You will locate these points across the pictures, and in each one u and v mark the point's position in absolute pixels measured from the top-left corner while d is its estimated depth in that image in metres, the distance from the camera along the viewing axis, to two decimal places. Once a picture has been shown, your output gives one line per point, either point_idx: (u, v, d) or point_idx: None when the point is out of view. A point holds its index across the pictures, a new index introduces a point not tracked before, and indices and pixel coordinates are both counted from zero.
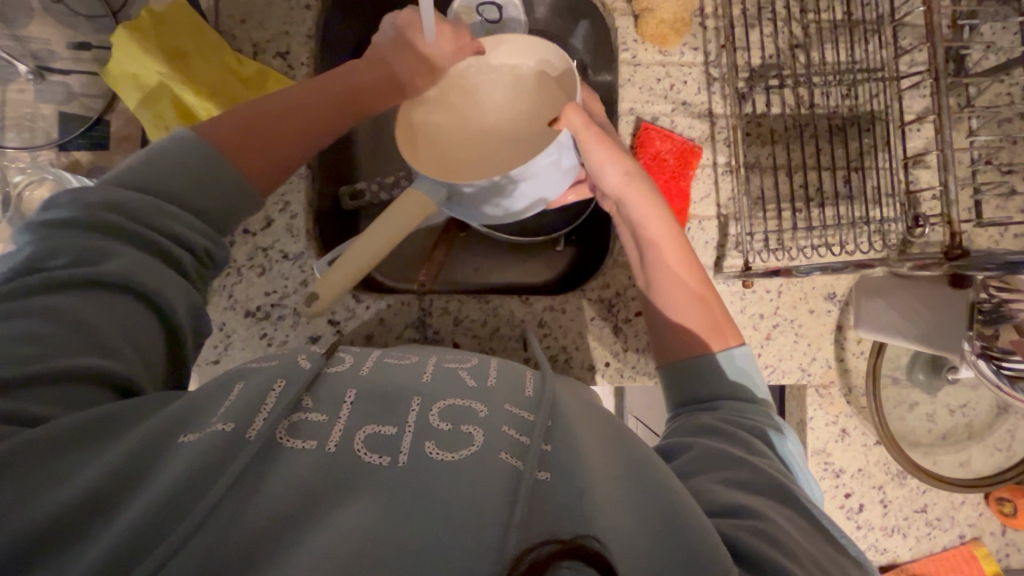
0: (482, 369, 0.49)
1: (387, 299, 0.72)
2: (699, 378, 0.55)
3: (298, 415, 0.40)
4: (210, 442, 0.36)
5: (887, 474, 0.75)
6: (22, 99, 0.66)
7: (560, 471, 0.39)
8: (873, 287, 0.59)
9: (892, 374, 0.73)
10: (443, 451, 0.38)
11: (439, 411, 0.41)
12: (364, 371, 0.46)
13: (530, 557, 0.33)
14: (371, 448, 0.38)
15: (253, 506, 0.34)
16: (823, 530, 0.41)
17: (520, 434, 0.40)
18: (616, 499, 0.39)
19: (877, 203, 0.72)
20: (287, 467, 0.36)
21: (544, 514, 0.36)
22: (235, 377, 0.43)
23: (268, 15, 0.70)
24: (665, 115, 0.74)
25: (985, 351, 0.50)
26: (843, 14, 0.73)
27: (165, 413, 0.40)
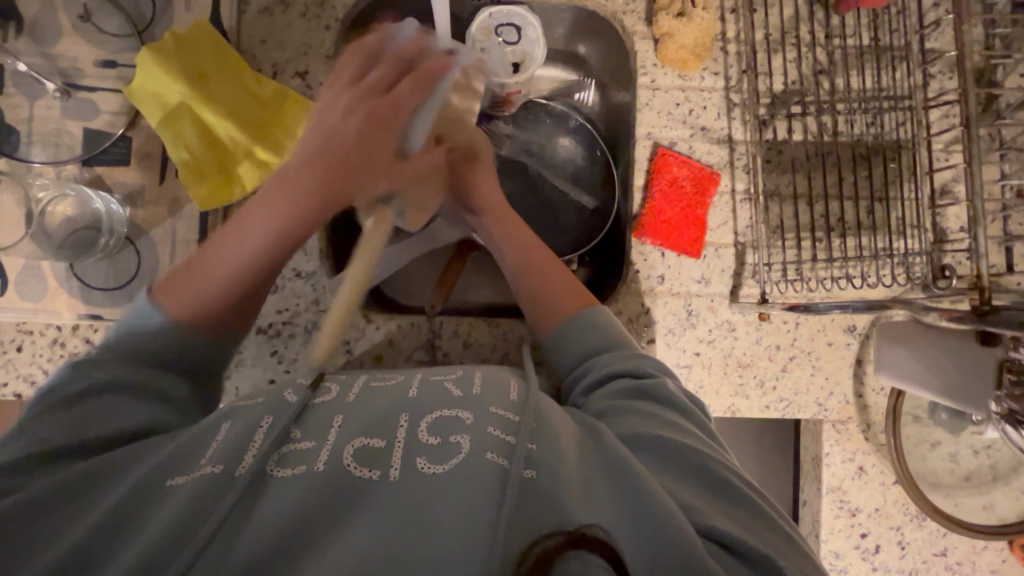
0: (468, 380, 0.50)
1: (398, 320, 0.72)
2: (571, 334, 0.60)
3: (287, 446, 0.42)
4: (200, 483, 0.38)
5: (906, 515, 0.73)
6: (48, 116, 0.68)
7: (546, 468, 0.41)
8: (897, 333, 0.57)
9: (913, 412, 0.71)
10: (432, 463, 0.40)
11: (427, 426, 0.43)
12: (350, 398, 0.48)
13: (536, 549, 0.36)
14: (362, 462, 0.41)
15: (251, 529, 0.36)
16: (747, 498, 0.44)
17: (504, 434, 0.42)
18: (589, 487, 0.41)
19: (901, 235, 0.70)
20: (281, 490, 0.39)
21: (530, 513, 0.38)
22: (224, 416, 0.46)
23: (289, 35, 0.71)
24: (683, 140, 0.72)
25: (1011, 416, 0.51)
26: (870, 40, 0.72)
27: (153, 461, 0.41)
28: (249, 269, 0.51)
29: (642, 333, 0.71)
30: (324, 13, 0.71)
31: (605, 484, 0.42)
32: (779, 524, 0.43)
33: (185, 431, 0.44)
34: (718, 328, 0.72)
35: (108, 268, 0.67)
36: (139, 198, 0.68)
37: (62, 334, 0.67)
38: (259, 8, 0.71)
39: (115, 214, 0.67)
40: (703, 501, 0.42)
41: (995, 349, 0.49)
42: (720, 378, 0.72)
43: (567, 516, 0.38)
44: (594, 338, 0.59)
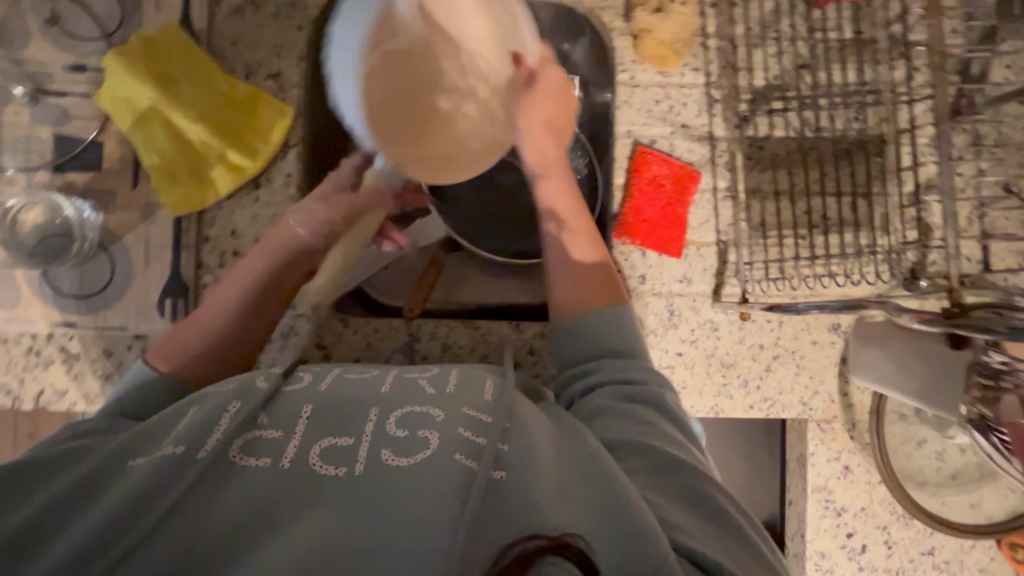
0: (442, 378, 0.49)
1: (375, 324, 0.71)
2: (589, 333, 0.55)
3: (253, 432, 0.41)
4: (158, 465, 0.38)
5: (892, 514, 0.72)
6: (18, 122, 0.67)
7: (517, 469, 0.40)
8: (872, 334, 0.56)
9: (898, 411, 0.70)
10: (398, 457, 0.39)
11: (396, 420, 0.42)
12: (322, 388, 0.47)
13: (518, 549, 0.35)
14: (326, 459, 0.39)
15: (207, 518, 0.36)
16: (729, 514, 0.43)
17: (474, 434, 0.41)
18: (561, 491, 0.40)
19: (885, 231, 0.69)
20: (241, 482, 0.38)
21: (496, 514, 0.37)
22: (193, 400, 0.44)
23: (260, 36, 0.69)
24: (663, 137, 0.71)
25: (982, 420, 0.52)
26: (853, 33, 0.70)
27: (121, 439, 0.41)
28: (260, 293, 0.58)
29: None
30: (296, 12, 0.70)
31: (577, 487, 0.41)
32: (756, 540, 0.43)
33: (155, 415, 0.44)
34: (700, 328, 0.71)
35: (81, 276, 0.67)
36: (111, 203, 0.67)
37: (38, 342, 0.67)
38: (230, 9, 0.69)
39: (87, 221, 0.66)
40: (683, 515, 0.42)
41: (966, 352, 0.52)
42: (703, 378, 0.71)
43: (533, 521, 0.37)
44: (608, 338, 0.55)
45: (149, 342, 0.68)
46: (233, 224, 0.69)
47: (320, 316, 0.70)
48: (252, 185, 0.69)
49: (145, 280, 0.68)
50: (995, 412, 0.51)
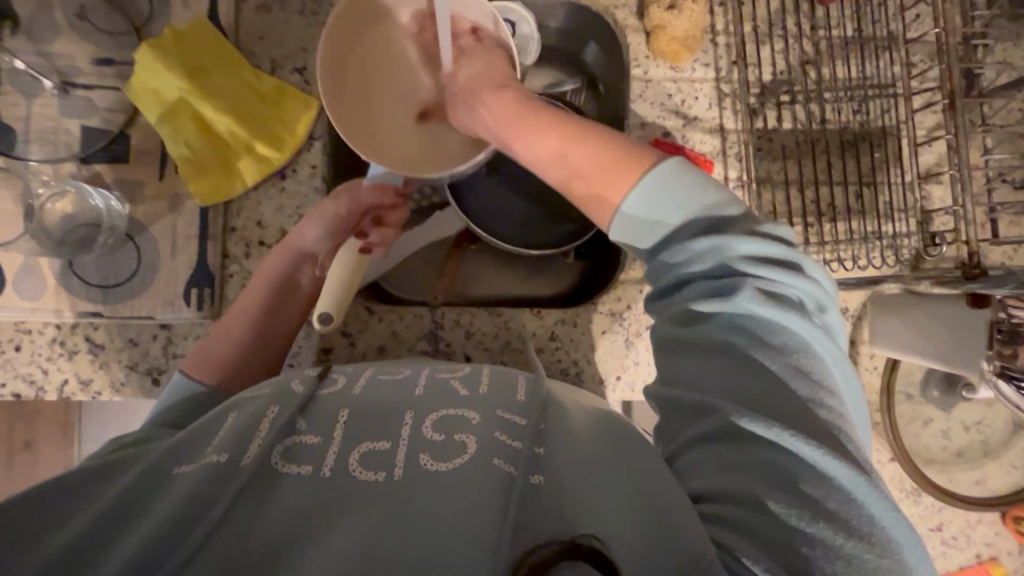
0: (475, 378, 0.50)
1: (399, 312, 0.72)
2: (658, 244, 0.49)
3: (292, 437, 0.41)
4: (203, 475, 0.38)
5: (901, 492, 0.75)
6: (46, 114, 0.67)
7: (554, 474, 0.41)
8: (891, 304, 0.61)
9: (906, 391, 0.73)
10: (437, 463, 0.40)
11: (433, 423, 0.43)
12: (357, 390, 0.46)
13: (535, 557, 0.35)
14: (366, 465, 0.40)
15: (254, 529, 0.37)
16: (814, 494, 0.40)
17: (512, 440, 0.43)
18: (602, 498, 0.41)
19: (890, 218, 0.72)
20: (283, 492, 0.39)
21: (536, 521, 0.38)
22: (228, 405, 0.45)
23: (286, 31, 0.71)
24: (676, 130, 0.74)
25: (1004, 369, 0.54)
26: (854, 31, 0.74)
27: (157, 451, 0.41)
28: (266, 338, 0.60)
29: (639, 320, 0.74)
30: (321, 9, 0.72)
31: (612, 485, 0.42)
32: (832, 507, 0.40)
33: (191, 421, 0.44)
34: None
35: (107, 265, 0.67)
36: (137, 194, 0.68)
37: (62, 333, 0.66)
38: (257, 5, 0.71)
39: (115, 210, 0.67)
40: (755, 482, 0.41)
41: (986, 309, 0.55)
42: None
43: (569, 527, 0.38)
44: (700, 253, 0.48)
45: (174, 331, 0.68)
46: (260, 214, 0.70)
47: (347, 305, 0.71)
48: (278, 176, 0.70)
49: (172, 270, 0.68)
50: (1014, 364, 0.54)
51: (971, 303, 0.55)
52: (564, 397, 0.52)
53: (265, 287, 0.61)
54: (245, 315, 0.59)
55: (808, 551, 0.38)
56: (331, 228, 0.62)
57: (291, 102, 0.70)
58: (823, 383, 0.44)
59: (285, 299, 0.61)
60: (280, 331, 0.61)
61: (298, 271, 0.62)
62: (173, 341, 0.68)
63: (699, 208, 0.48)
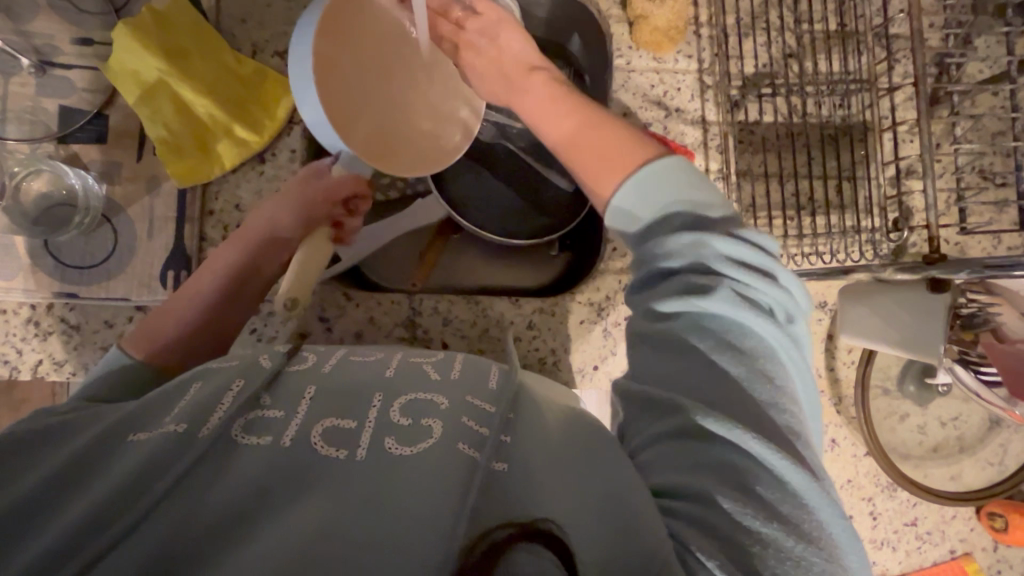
0: (447, 365, 0.50)
1: (377, 298, 0.72)
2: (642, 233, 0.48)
3: (255, 412, 0.41)
4: (160, 444, 0.38)
5: (877, 486, 0.75)
6: (23, 93, 0.67)
7: (519, 463, 0.41)
8: (855, 292, 0.60)
9: (883, 385, 0.73)
10: (401, 445, 0.40)
11: (401, 406, 0.43)
12: (328, 369, 0.47)
13: (485, 542, 0.35)
14: (328, 441, 0.40)
15: (206, 498, 0.36)
16: (760, 499, 0.39)
17: (479, 426, 0.42)
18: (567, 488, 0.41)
19: (869, 212, 0.72)
20: (240, 464, 0.38)
21: (495, 505, 0.37)
22: (194, 377, 0.44)
23: (269, 15, 0.72)
24: (658, 121, 0.74)
25: (963, 356, 0.56)
26: (837, 25, 0.74)
27: (116, 417, 0.41)
28: (218, 319, 0.58)
29: (619, 309, 0.74)
30: None
31: (574, 472, 0.42)
32: (785, 512, 0.38)
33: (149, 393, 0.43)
34: None
35: (83, 245, 0.67)
36: (115, 175, 0.68)
37: (35, 313, 0.66)
38: None
39: (91, 190, 0.66)
40: (714, 480, 0.39)
41: (945, 295, 0.52)
42: None
43: (527, 512, 0.37)
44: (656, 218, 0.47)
45: (149, 313, 0.68)
46: (238, 198, 0.70)
47: (325, 290, 0.71)
48: (257, 160, 0.70)
49: (149, 251, 0.68)
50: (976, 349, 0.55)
51: (930, 288, 0.53)
52: (537, 389, 0.52)
53: (217, 271, 0.59)
54: (195, 292, 0.58)
55: (760, 549, 0.37)
56: (302, 214, 0.62)
57: (272, 86, 0.70)
58: (784, 391, 0.43)
59: (241, 282, 0.60)
60: (235, 315, 0.60)
61: (261, 257, 0.61)
62: None
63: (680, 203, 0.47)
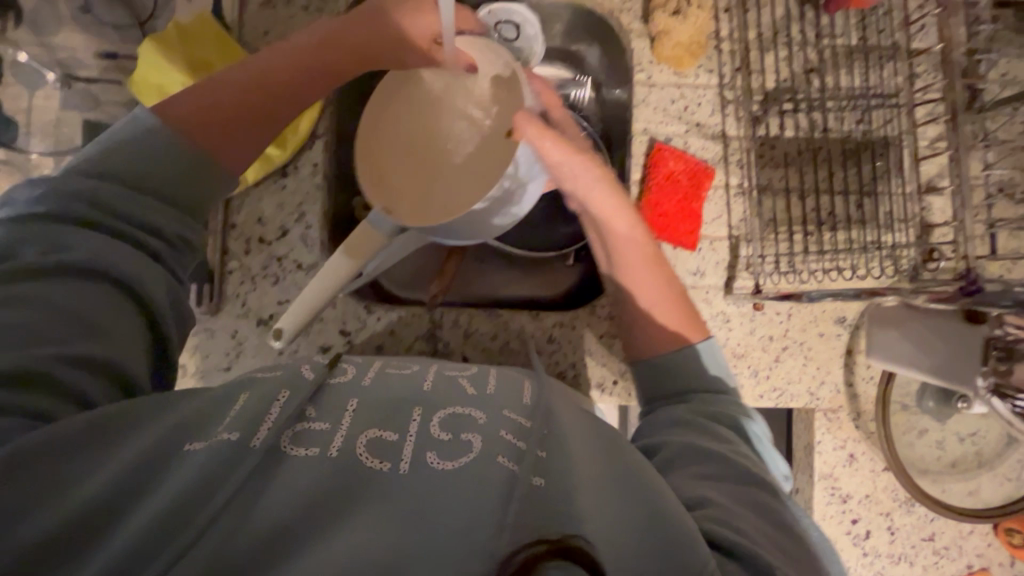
0: (481, 380, 0.51)
1: (398, 311, 0.72)
2: (670, 374, 0.58)
3: (301, 425, 0.41)
4: (215, 454, 0.37)
5: (895, 501, 0.75)
6: (47, 106, 0.67)
7: (555, 476, 0.41)
8: (889, 316, 0.61)
9: (901, 401, 0.73)
10: (443, 460, 0.40)
11: (440, 421, 0.43)
12: (367, 383, 0.48)
13: (520, 556, 0.34)
14: (373, 452, 0.40)
15: (259, 509, 0.36)
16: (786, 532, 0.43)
17: (516, 439, 0.42)
18: (603, 503, 0.41)
19: (890, 227, 0.72)
20: (288, 476, 0.38)
21: (537, 515, 0.37)
22: (240, 385, 0.45)
23: (290, 29, 0.72)
24: (678, 136, 0.74)
25: (998, 388, 0.55)
26: (859, 40, 0.74)
27: (164, 424, 0.40)
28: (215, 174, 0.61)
29: None
30: (325, 7, 0.73)
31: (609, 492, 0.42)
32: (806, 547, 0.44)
33: (198, 393, 0.44)
34: (713, 319, 0.73)
35: None
36: None
37: None
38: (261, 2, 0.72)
39: None
40: (727, 499, 0.45)
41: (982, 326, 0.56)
42: None
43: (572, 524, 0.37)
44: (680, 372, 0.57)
45: None
46: (260, 212, 0.70)
47: (344, 303, 0.72)
48: (279, 173, 0.70)
49: None
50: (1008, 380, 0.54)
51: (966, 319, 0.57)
52: (566, 404, 0.53)
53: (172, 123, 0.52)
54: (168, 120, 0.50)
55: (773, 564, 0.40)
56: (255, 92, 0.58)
57: None
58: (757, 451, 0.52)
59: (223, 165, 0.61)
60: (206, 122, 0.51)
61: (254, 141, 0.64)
62: None
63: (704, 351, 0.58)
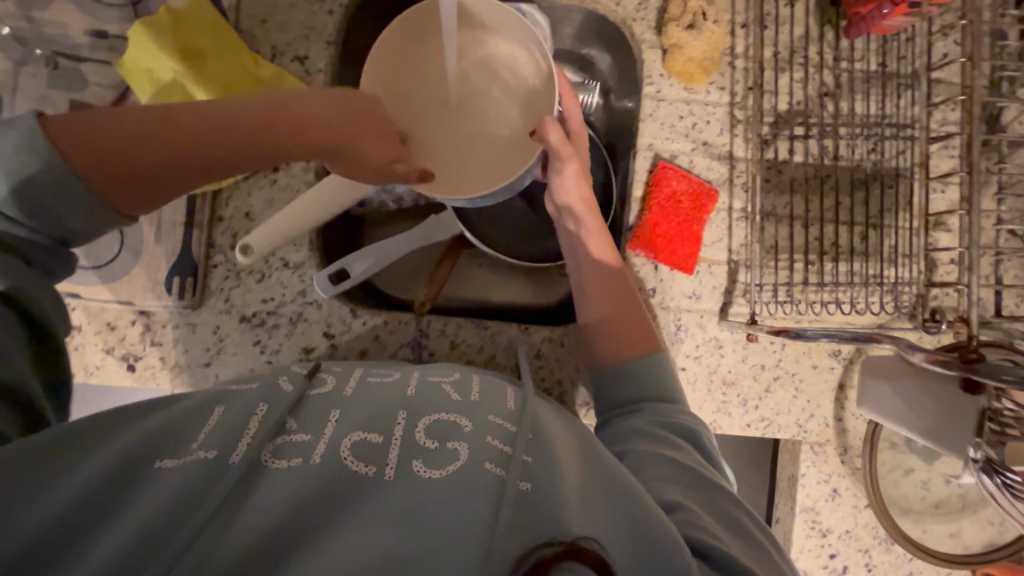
0: (465, 386, 0.50)
1: (385, 316, 0.71)
2: (630, 378, 0.58)
3: (283, 437, 0.40)
4: (193, 470, 0.36)
5: (875, 538, 0.74)
6: (33, 84, 0.65)
7: (543, 479, 0.40)
8: (886, 369, 0.60)
9: (891, 439, 0.72)
10: (430, 468, 0.39)
11: (425, 427, 0.42)
12: (348, 393, 0.47)
13: (532, 558, 0.34)
14: (358, 457, 0.39)
15: (242, 517, 0.34)
16: (745, 535, 0.45)
17: (503, 444, 0.42)
18: (588, 502, 0.40)
19: (893, 263, 0.70)
20: (272, 484, 0.36)
21: (527, 522, 0.36)
22: (216, 399, 0.43)
23: (289, 16, 0.70)
24: (684, 153, 0.72)
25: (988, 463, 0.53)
26: (878, 66, 0.72)
27: (138, 432, 0.39)
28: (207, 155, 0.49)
29: None
30: None
31: (595, 491, 0.42)
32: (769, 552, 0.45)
33: (176, 405, 0.43)
34: (705, 344, 0.71)
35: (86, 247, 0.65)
36: None
37: None
38: None
39: None
40: (698, 505, 0.45)
41: (980, 397, 0.53)
42: (704, 394, 0.72)
43: (562, 526, 0.36)
44: (645, 383, 0.58)
45: (154, 318, 0.67)
46: (249, 205, 0.68)
47: (330, 305, 0.70)
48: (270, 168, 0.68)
49: (155, 256, 0.66)
50: (1000, 454, 0.53)
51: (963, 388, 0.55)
52: (546, 407, 0.52)
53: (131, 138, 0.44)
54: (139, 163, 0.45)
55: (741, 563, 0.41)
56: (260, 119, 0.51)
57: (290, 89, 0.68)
58: (713, 457, 0.53)
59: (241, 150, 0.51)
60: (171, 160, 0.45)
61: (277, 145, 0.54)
62: (152, 327, 0.67)
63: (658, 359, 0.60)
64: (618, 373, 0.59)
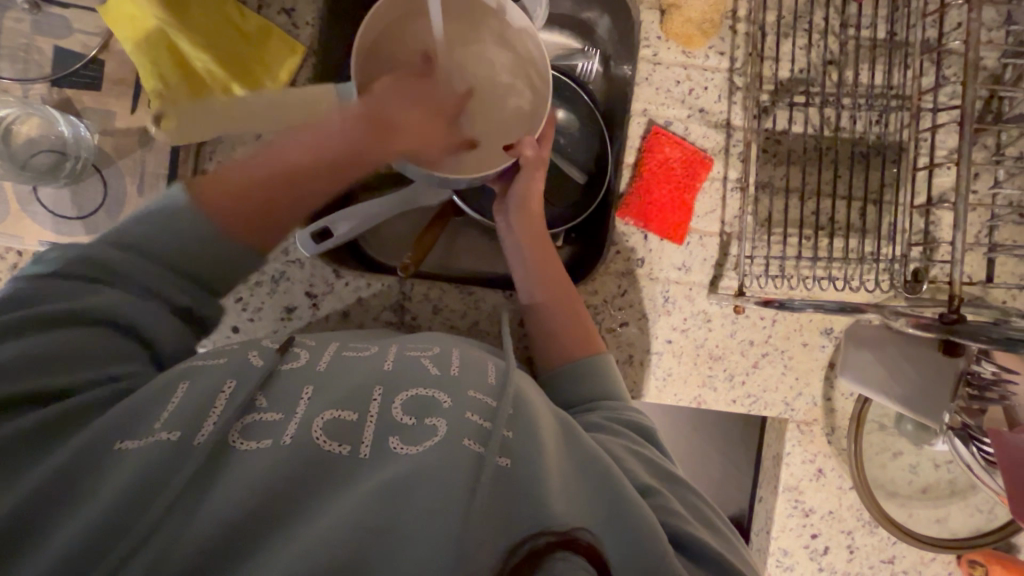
0: (446, 360, 0.47)
1: (368, 279, 0.70)
2: (581, 377, 0.57)
3: (251, 416, 0.38)
4: (153, 456, 0.34)
5: (859, 520, 0.73)
6: (18, 29, 0.64)
7: (523, 458, 0.39)
8: (868, 338, 0.58)
9: (880, 420, 0.70)
10: (407, 446, 0.38)
11: (403, 403, 0.41)
12: (321, 368, 0.44)
13: (525, 548, 0.35)
14: (331, 436, 0.38)
15: (211, 503, 0.33)
16: (710, 522, 0.45)
17: (483, 420, 0.40)
18: (570, 487, 0.39)
19: (891, 240, 0.68)
20: (240, 469, 0.35)
21: (498, 513, 0.35)
22: (181, 374, 0.40)
23: None
24: (679, 120, 0.70)
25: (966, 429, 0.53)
26: (885, 34, 0.69)
27: (113, 411, 0.37)
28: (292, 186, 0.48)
29: (616, 315, 0.69)
30: None
31: (575, 477, 0.41)
32: (732, 536, 0.46)
33: (148, 379, 0.41)
34: (693, 317, 0.70)
35: (72, 196, 0.64)
36: (108, 126, 0.65)
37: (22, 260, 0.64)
38: None
39: (85, 141, 0.64)
40: (671, 493, 0.45)
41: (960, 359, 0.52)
42: (690, 367, 0.71)
43: (542, 516, 0.36)
44: (605, 383, 0.57)
45: None
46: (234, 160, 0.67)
47: (313, 265, 0.69)
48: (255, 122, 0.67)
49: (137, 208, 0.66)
50: (977, 421, 0.52)
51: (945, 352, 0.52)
52: (526, 380, 0.50)
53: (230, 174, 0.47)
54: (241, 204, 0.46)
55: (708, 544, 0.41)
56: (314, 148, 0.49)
57: (276, 44, 0.67)
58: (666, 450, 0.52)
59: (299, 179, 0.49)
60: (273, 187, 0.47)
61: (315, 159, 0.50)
62: None
63: (605, 357, 0.59)
64: (575, 374, 0.58)
